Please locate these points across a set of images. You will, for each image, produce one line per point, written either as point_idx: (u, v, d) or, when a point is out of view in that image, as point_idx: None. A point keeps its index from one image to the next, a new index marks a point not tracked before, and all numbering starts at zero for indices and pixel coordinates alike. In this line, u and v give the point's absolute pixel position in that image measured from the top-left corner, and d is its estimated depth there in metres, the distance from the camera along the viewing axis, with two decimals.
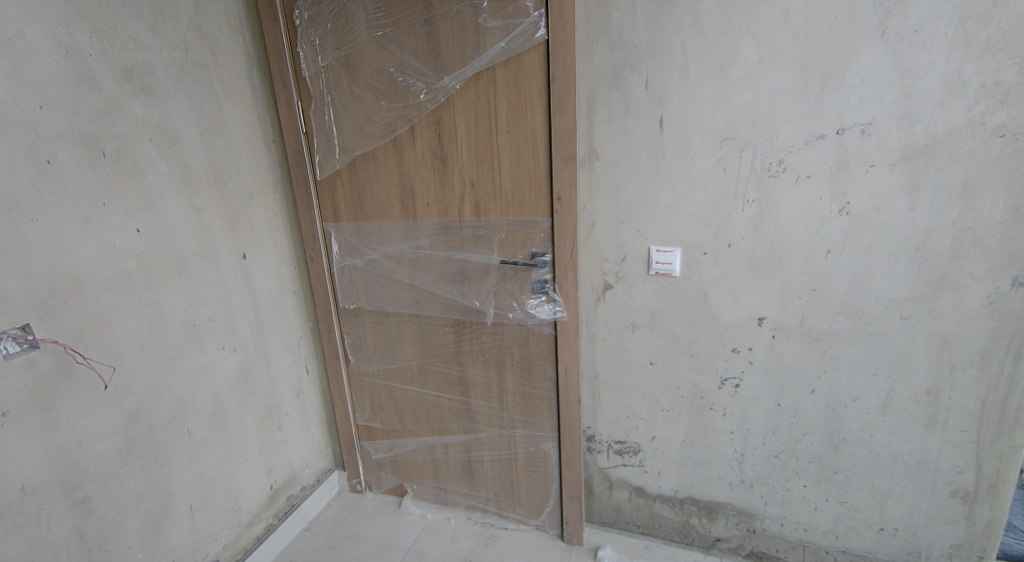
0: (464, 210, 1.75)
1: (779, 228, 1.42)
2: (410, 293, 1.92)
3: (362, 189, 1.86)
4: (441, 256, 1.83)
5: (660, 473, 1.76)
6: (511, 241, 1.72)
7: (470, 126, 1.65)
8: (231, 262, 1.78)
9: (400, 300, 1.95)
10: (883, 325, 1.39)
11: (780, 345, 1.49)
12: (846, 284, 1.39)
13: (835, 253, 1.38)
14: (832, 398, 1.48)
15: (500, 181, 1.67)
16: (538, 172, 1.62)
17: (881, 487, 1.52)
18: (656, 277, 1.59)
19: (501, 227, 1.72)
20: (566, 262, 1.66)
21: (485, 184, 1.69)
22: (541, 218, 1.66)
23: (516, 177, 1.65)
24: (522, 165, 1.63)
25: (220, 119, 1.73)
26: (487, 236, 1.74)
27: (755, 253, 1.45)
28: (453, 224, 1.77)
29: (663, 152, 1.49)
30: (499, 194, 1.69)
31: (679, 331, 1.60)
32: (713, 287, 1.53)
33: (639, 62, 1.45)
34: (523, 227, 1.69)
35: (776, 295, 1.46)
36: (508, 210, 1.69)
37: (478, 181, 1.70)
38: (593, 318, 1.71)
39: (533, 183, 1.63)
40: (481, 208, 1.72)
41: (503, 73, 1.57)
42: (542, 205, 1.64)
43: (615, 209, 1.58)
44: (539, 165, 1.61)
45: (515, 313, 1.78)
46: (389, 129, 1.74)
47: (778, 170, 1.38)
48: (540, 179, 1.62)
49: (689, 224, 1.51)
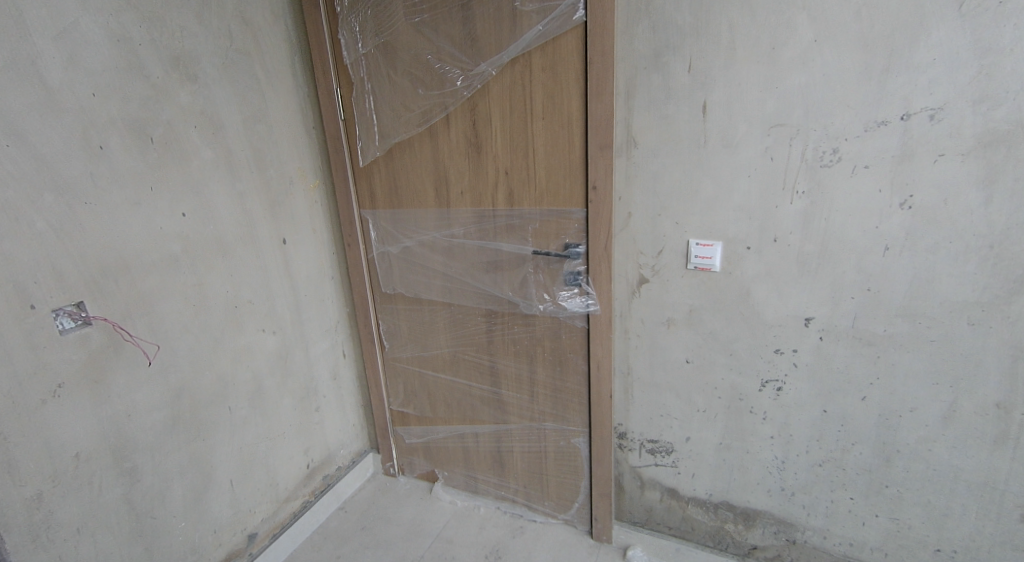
0: (498, 199, 1.72)
1: (830, 221, 1.31)
2: (444, 282, 1.91)
3: (398, 177, 1.86)
4: (474, 245, 1.81)
5: (694, 475, 1.69)
6: (544, 231, 1.68)
7: (505, 114, 1.61)
8: (271, 246, 1.83)
9: (434, 288, 1.94)
10: (947, 331, 1.26)
11: (827, 348, 1.39)
12: (905, 285, 1.27)
13: (895, 251, 1.26)
14: (885, 408, 1.36)
15: (535, 169, 1.63)
16: (573, 161, 1.57)
17: (938, 506, 1.39)
18: (695, 272, 1.51)
19: (535, 217, 1.68)
20: (600, 253, 1.60)
21: (520, 173, 1.65)
22: (575, 208, 1.61)
23: (551, 166, 1.60)
24: (557, 153, 1.58)
25: (263, 106, 1.75)
26: (520, 225, 1.71)
27: (803, 249, 1.36)
28: (487, 213, 1.75)
29: (705, 140, 1.40)
30: (533, 183, 1.65)
31: (717, 330, 1.52)
32: (756, 283, 1.44)
33: (683, 43, 1.37)
34: (557, 218, 1.65)
35: (826, 294, 1.36)
36: (541, 199, 1.65)
37: (512, 169, 1.66)
38: (627, 312, 1.65)
39: (568, 172, 1.59)
40: (515, 197, 1.69)
41: (539, 58, 1.52)
42: (577, 195, 1.60)
43: (653, 199, 1.51)
44: (575, 154, 1.56)
45: (547, 304, 1.74)
46: (424, 117, 1.72)
47: (832, 160, 1.28)
48: (575, 167, 1.57)
49: (731, 216, 1.43)
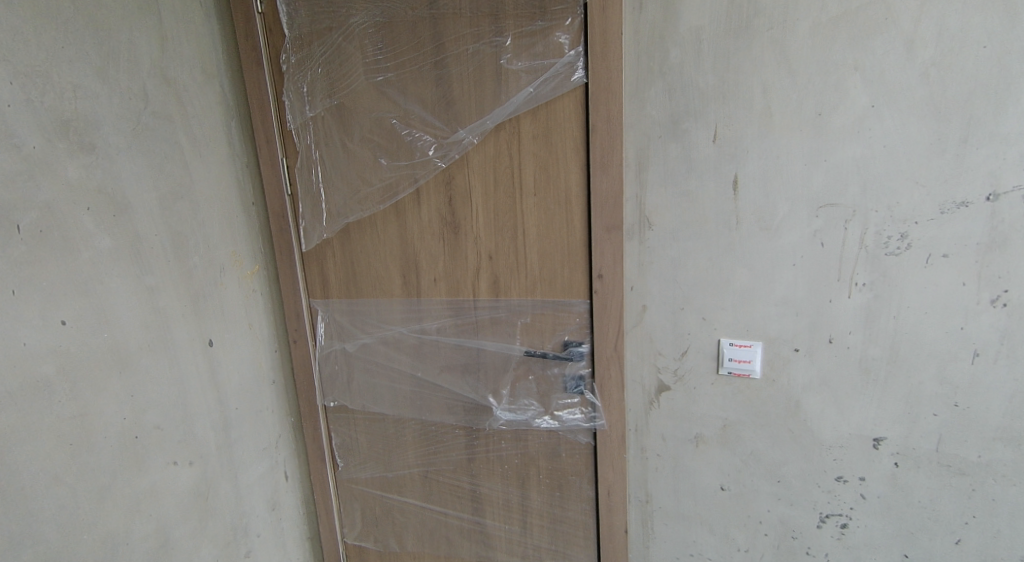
0: (480, 288, 1.41)
1: (900, 320, 1.09)
2: (411, 386, 1.56)
3: (357, 261, 1.54)
4: (451, 343, 1.48)
5: None
6: (538, 326, 1.38)
7: (488, 189, 1.34)
8: (192, 351, 1.46)
9: (400, 395, 1.59)
10: None
11: (906, 477, 1.14)
12: (1005, 400, 1.05)
13: (989, 358, 1.04)
14: (988, 554, 1.11)
15: (526, 255, 1.34)
16: (573, 245, 1.29)
17: None
18: (729, 378, 1.24)
19: (526, 310, 1.38)
20: (609, 355, 1.31)
21: (507, 257, 1.36)
22: (576, 301, 1.32)
23: (544, 250, 1.32)
24: (553, 234, 1.30)
25: (187, 180, 1.42)
26: (507, 319, 1.40)
27: (867, 354, 1.12)
28: (466, 304, 1.44)
29: (737, 222, 1.15)
30: (524, 270, 1.36)
31: (760, 450, 1.25)
32: (806, 395, 1.19)
33: (707, 108, 1.12)
34: (553, 311, 1.35)
35: (899, 410, 1.13)
36: (534, 290, 1.36)
37: (497, 254, 1.37)
38: (644, 426, 1.34)
39: (566, 258, 1.30)
40: (501, 286, 1.39)
41: (529, 124, 1.26)
42: (577, 285, 1.31)
43: (673, 291, 1.23)
44: (574, 236, 1.28)
45: (542, 417, 1.42)
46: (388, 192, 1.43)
47: (900, 247, 1.05)
48: (574, 252, 1.29)
49: (773, 313, 1.17)
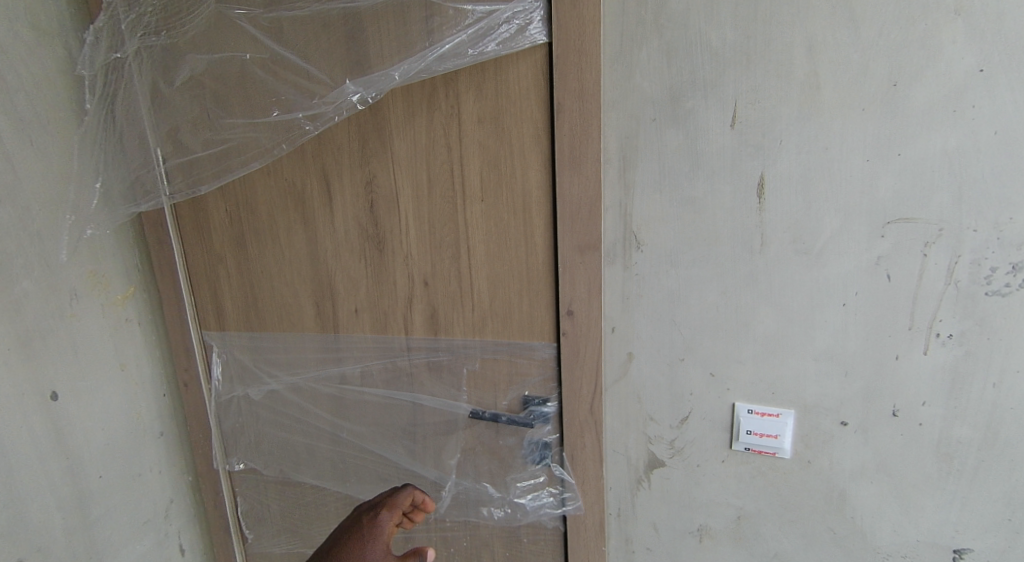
0: (416, 324, 1.02)
1: (1002, 388, 0.79)
2: (333, 446, 1.18)
3: (257, 283, 1.14)
4: (378, 398, 1.10)
5: None
6: (487, 376, 0.99)
7: (419, 188, 0.95)
8: (23, 410, 1.06)
9: (319, 456, 1.20)
10: None
11: None
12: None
13: None
14: None
15: (472, 280, 0.96)
16: (533, 268, 0.92)
17: None
18: (745, 456, 0.91)
19: (475, 356, 0.99)
20: (583, 419, 0.95)
21: (446, 282, 0.98)
22: (540, 345, 0.94)
23: (496, 275, 0.94)
24: (506, 253, 0.93)
25: (8, 174, 1.02)
26: (451, 364, 1.01)
27: (950, 436, 0.83)
28: (395, 345, 1.04)
29: (761, 243, 0.81)
30: (469, 301, 0.97)
31: (787, 552, 0.94)
32: (855, 483, 0.89)
33: (725, 76, 0.77)
34: (512, 359, 0.97)
35: (996, 513, 0.85)
36: (483, 328, 0.97)
37: (436, 278, 0.98)
38: (630, 513, 0.98)
39: (524, 286, 0.93)
40: (439, 321, 1.00)
41: (472, 99, 0.89)
42: (543, 324, 0.93)
43: (669, 335, 0.88)
44: (538, 257, 0.91)
45: (496, 495, 1.05)
46: (288, 190, 1.05)
47: (1010, 284, 0.75)
48: (538, 278, 0.92)
49: (810, 370, 0.85)
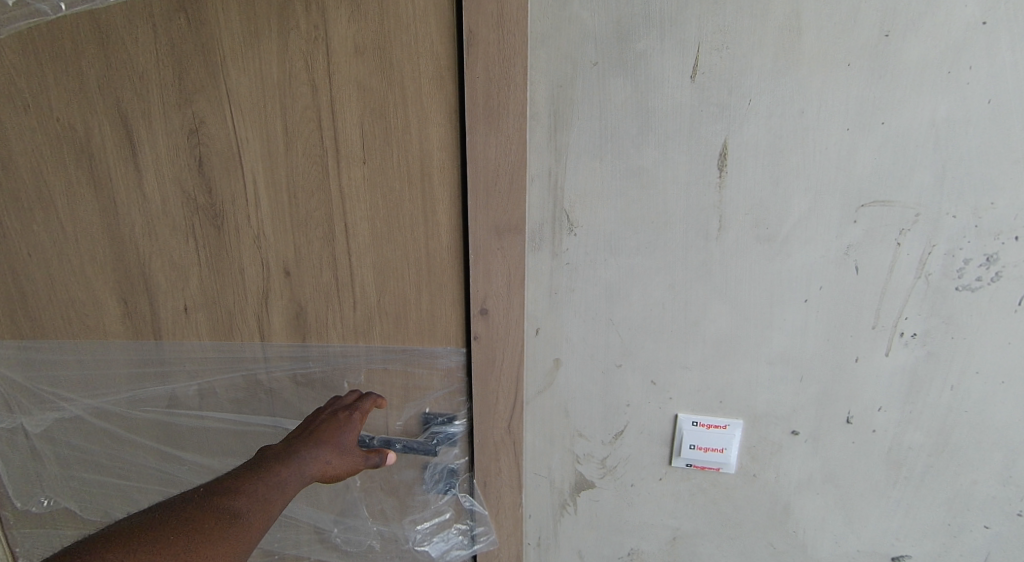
0: (277, 325, 0.77)
1: (959, 391, 0.72)
2: (162, 488, 0.88)
3: (33, 271, 0.81)
4: (225, 422, 0.83)
5: None
6: (375, 391, 0.78)
7: (271, 144, 0.70)
8: None
9: (144, 502, 0.90)
10: None
11: None
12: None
13: None
14: None
15: (352, 269, 0.73)
16: (433, 254, 0.71)
17: None
18: (686, 472, 0.78)
19: (360, 367, 0.77)
20: (498, 440, 0.77)
21: (315, 271, 0.74)
22: (445, 351, 0.75)
23: (383, 263, 0.72)
24: (396, 233, 0.71)
25: None
26: (326, 378, 0.79)
27: (901, 442, 0.75)
28: (247, 354, 0.79)
29: (718, 227, 0.66)
30: (348, 296, 0.74)
31: None
32: (800, 496, 0.79)
33: (687, 10, 0.60)
34: (409, 369, 0.77)
35: (938, 520, 0.79)
36: (369, 331, 0.76)
37: (300, 265, 0.74)
38: (551, 542, 0.83)
39: (422, 276, 0.72)
40: (308, 321, 0.77)
41: (343, 22, 0.65)
42: (448, 326, 0.74)
43: (604, 337, 0.72)
44: (443, 241, 0.70)
45: (390, 532, 0.86)
46: (73, 140, 0.74)
47: (982, 279, 0.66)
48: (442, 269, 0.71)
49: (763, 375, 0.72)
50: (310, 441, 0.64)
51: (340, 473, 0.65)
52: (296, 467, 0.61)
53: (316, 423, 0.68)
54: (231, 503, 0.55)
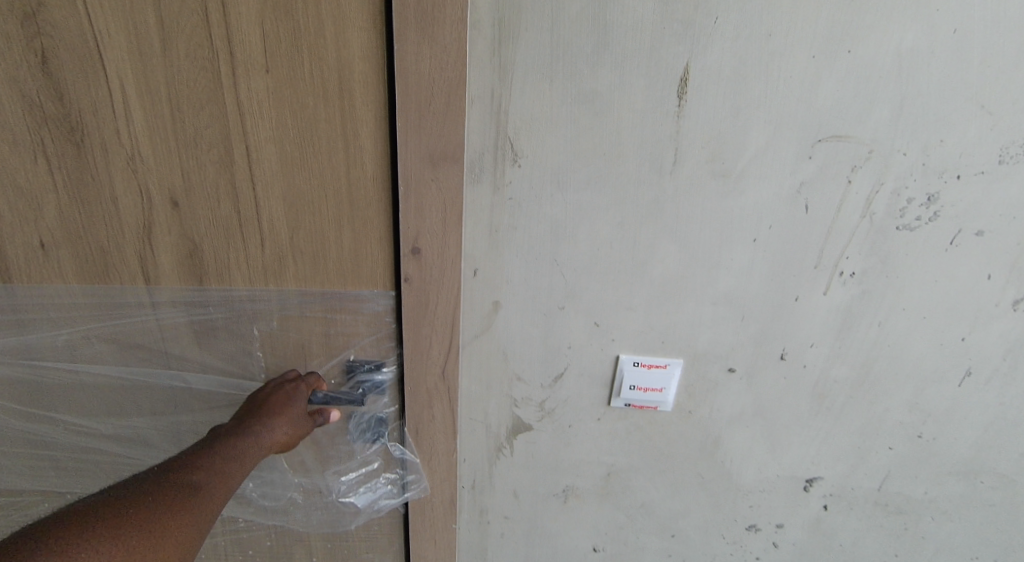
0: (166, 266, 0.66)
1: (884, 327, 0.74)
2: (34, 453, 0.77)
3: None
4: (111, 375, 0.72)
5: None
6: (294, 340, 0.70)
7: (140, 39, 0.57)
8: None
9: (13, 469, 0.78)
10: (1010, 492, 0.88)
11: (830, 520, 0.93)
12: (978, 430, 0.83)
13: (979, 378, 0.78)
14: None
15: (256, 200, 0.63)
16: (352, 183, 0.62)
17: None
18: (624, 412, 0.77)
19: (271, 313, 0.68)
20: (432, 386, 0.71)
21: (209, 201, 0.63)
22: (370, 295, 0.67)
23: (294, 194, 0.62)
24: (307, 158, 0.61)
25: None
26: (232, 326, 0.69)
27: (827, 376, 0.78)
28: (131, 299, 0.68)
29: (673, 161, 0.61)
30: (253, 232, 0.64)
31: (653, 502, 0.86)
32: (730, 430, 0.81)
33: None
34: (329, 316, 0.68)
35: (850, 445, 0.84)
36: (281, 274, 0.66)
37: (191, 195, 0.63)
38: (486, 484, 0.81)
39: (340, 209, 0.63)
40: (204, 262, 0.66)
41: None
42: (373, 269, 0.66)
43: (548, 278, 0.67)
44: (366, 170, 0.61)
45: (311, 481, 0.80)
46: None
47: (921, 218, 0.66)
48: (365, 203, 0.62)
49: (706, 315, 0.71)
50: (262, 414, 0.63)
51: (295, 441, 0.64)
52: (251, 438, 0.60)
53: (261, 396, 0.66)
54: (190, 478, 0.54)
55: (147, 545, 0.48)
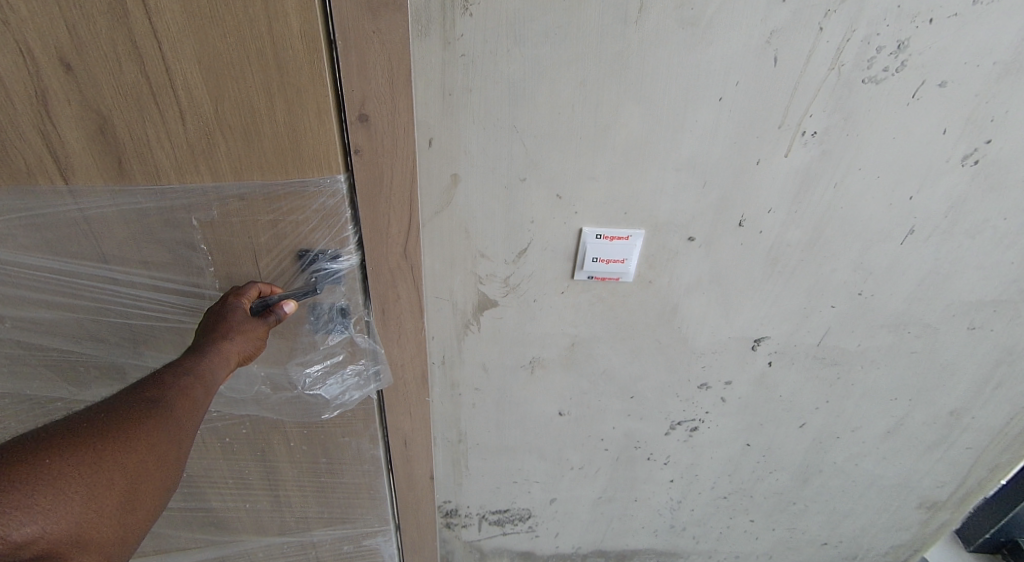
0: (74, 147, 0.58)
1: (840, 189, 0.75)
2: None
3: None
4: (36, 267, 0.65)
5: (557, 534, 1.24)
6: (241, 229, 0.65)
7: None
8: None
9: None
10: (934, 340, 0.97)
11: (773, 375, 1.01)
12: (912, 285, 0.88)
13: (921, 236, 0.82)
14: (822, 431, 1.13)
15: (166, 63, 0.55)
16: (277, 35, 0.54)
17: (841, 509, 1.30)
18: (587, 285, 0.77)
19: (207, 198, 0.62)
20: (395, 265, 0.68)
21: (111, 64, 0.54)
22: (316, 174, 0.61)
23: (212, 54, 0.54)
24: (219, 4, 0.52)
25: None
26: (166, 215, 0.63)
27: (782, 241, 0.79)
28: (43, 188, 0.60)
29: (639, 8, 0.58)
30: (170, 103, 0.56)
31: (614, 368, 0.90)
32: (688, 297, 0.83)
33: None
34: (274, 199, 0.63)
35: (796, 305, 0.89)
36: (212, 152, 0.60)
37: (85, 56, 0.54)
38: (455, 359, 0.83)
39: (267, 69, 0.55)
40: (120, 142, 0.58)
41: None
42: (316, 141, 0.59)
43: (508, 145, 0.64)
44: (291, 18, 0.53)
45: (273, 377, 0.78)
46: None
47: (888, 69, 0.65)
48: (296, 63, 0.55)
49: (669, 183, 0.69)
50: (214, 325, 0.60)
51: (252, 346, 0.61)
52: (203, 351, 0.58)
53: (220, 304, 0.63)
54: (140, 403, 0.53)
55: (114, 461, 0.49)
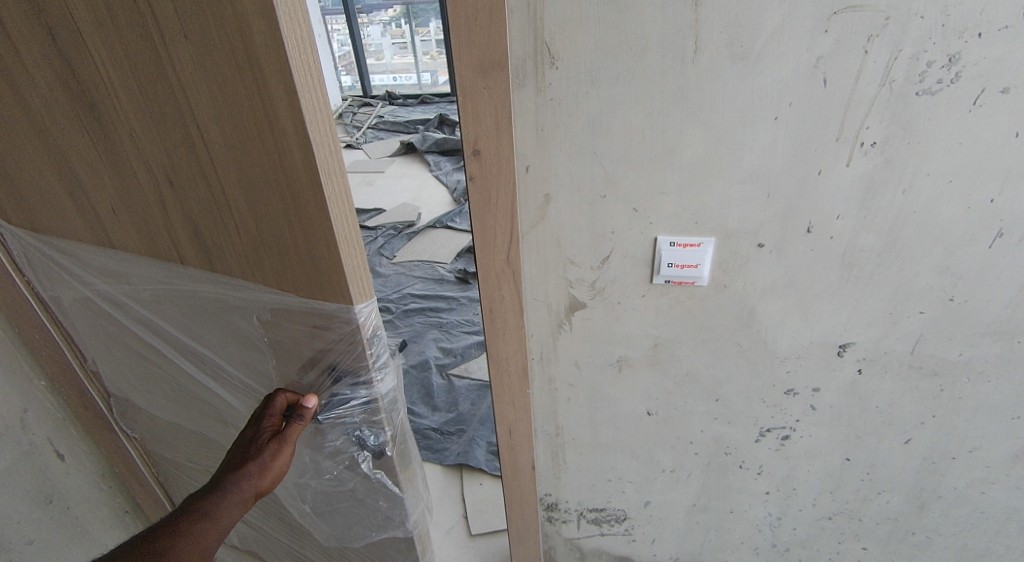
0: (178, 242, 0.71)
1: (910, 194, 0.79)
2: (175, 395, 0.90)
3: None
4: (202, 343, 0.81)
5: (654, 541, 1.30)
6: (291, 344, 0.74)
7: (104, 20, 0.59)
8: None
9: (163, 402, 0.93)
10: None
11: (865, 384, 1.02)
12: (1011, 292, 0.88)
13: (1010, 239, 0.83)
14: (933, 450, 1.10)
15: (223, 189, 0.64)
16: (290, 173, 0.60)
17: (972, 545, 1.22)
18: (665, 289, 0.87)
19: (264, 304, 0.72)
20: (500, 270, 0.85)
21: (192, 189, 0.66)
22: (334, 296, 0.67)
23: (246, 184, 0.63)
24: (247, 148, 0.60)
25: None
26: (243, 312, 0.74)
27: (855, 246, 0.84)
28: (173, 273, 0.75)
29: (695, 49, 0.70)
30: (230, 219, 0.66)
31: (697, 368, 0.98)
32: (765, 300, 0.90)
33: None
34: (309, 313, 0.70)
35: (880, 311, 0.92)
36: (258, 264, 0.69)
37: (177, 178, 0.66)
38: (551, 355, 0.96)
39: (288, 203, 0.62)
40: (207, 247, 0.70)
41: None
42: (331, 267, 0.65)
43: (589, 169, 0.78)
44: (294, 159, 0.59)
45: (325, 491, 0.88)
46: None
47: (942, 81, 0.71)
48: (306, 197, 0.61)
49: (735, 195, 0.79)
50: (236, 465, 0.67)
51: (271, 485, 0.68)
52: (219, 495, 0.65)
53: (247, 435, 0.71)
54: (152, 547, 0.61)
55: None
